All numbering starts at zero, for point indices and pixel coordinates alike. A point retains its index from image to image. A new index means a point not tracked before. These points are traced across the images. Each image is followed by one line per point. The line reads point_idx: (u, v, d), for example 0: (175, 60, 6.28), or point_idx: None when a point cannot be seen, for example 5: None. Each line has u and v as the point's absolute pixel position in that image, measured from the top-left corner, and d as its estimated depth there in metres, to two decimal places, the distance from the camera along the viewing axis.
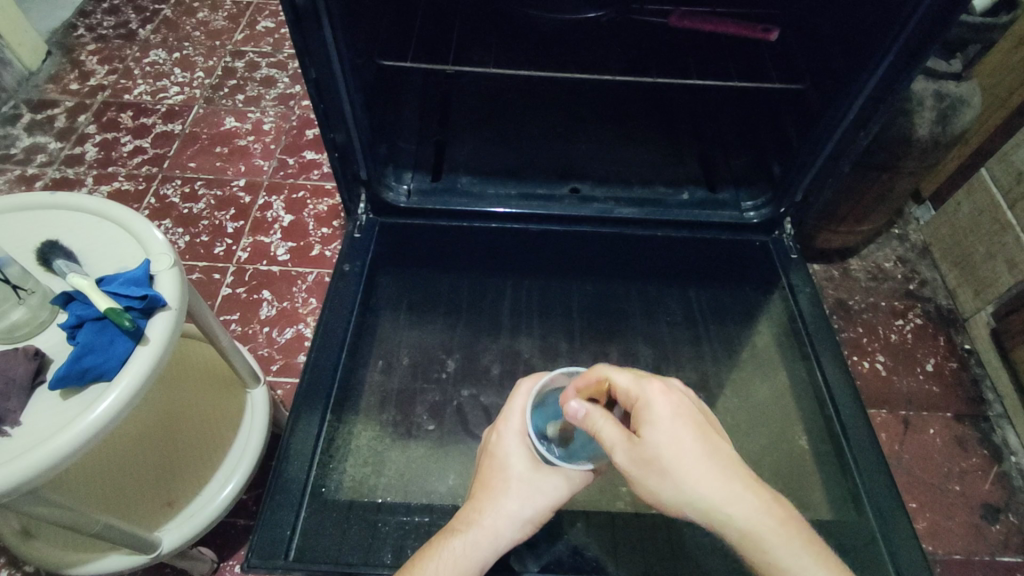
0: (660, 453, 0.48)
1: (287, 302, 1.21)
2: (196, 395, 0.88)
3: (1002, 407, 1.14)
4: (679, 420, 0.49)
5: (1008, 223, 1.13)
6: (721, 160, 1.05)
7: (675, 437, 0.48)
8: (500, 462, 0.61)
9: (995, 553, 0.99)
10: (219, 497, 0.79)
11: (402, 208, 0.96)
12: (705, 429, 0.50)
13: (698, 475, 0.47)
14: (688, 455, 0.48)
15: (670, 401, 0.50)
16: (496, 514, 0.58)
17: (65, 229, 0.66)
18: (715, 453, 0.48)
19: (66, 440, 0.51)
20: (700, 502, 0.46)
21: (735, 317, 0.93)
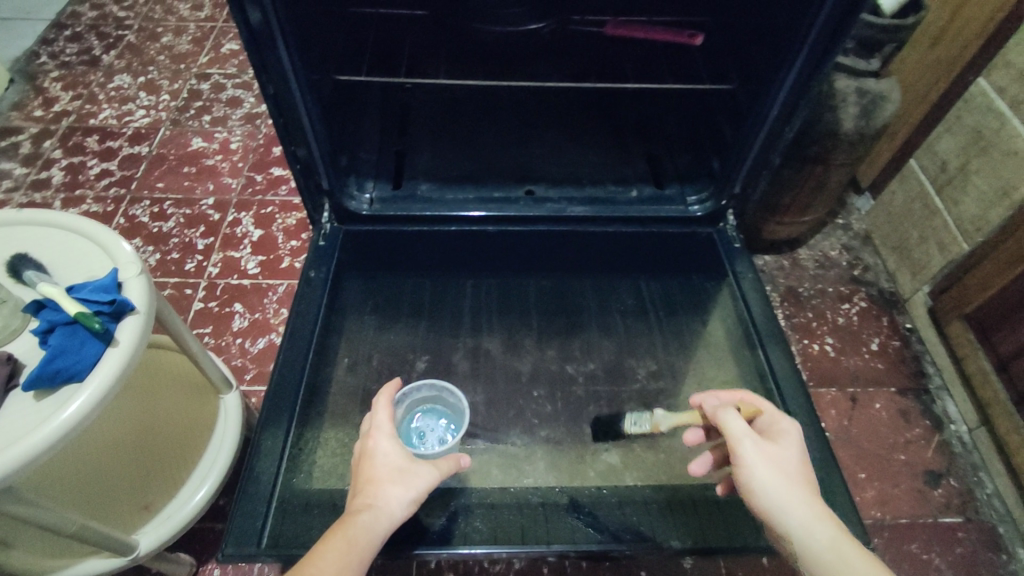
0: (785, 460, 0.64)
1: (259, 314, 1.25)
2: (169, 399, 0.88)
3: (941, 379, 1.22)
4: (804, 453, 0.66)
5: (936, 208, 1.22)
6: (667, 159, 1.11)
7: (786, 446, 0.65)
8: (376, 457, 0.65)
9: (938, 515, 1.06)
10: (192, 500, 0.84)
11: (364, 215, 1.00)
12: (806, 457, 0.66)
13: (794, 477, 0.63)
14: (796, 471, 0.63)
15: (801, 437, 0.67)
16: (387, 496, 0.61)
17: (35, 243, 0.69)
18: (806, 473, 0.64)
19: (40, 438, 0.54)
20: (790, 494, 0.61)
21: (683, 308, 1.01)
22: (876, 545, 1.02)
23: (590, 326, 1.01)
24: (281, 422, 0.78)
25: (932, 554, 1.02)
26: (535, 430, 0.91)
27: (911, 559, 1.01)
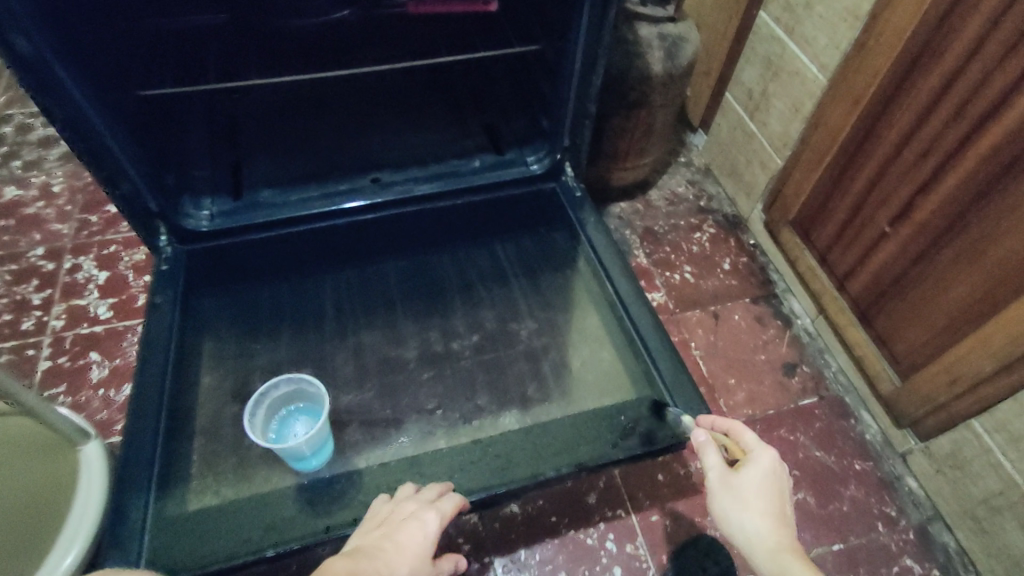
0: (745, 489, 0.67)
1: (120, 359, 1.17)
2: (28, 463, 0.80)
3: (784, 283, 1.36)
4: (772, 481, 0.67)
5: (752, 132, 1.36)
6: (503, 123, 1.15)
7: (759, 483, 0.67)
8: (406, 543, 0.68)
9: (798, 399, 1.19)
10: (61, 564, 0.79)
11: (205, 232, 0.97)
12: (784, 493, 0.68)
13: (763, 515, 0.66)
14: (758, 504, 0.66)
15: (776, 466, 0.68)
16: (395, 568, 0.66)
17: None
18: (782, 519, 0.66)
19: None
20: (755, 532, 0.65)
21: (538, 263, 1.06)
22: None
23: (457, 297, 1.03)
24: (145, 455, 0.75)
25: (798, 435, 1.14)
26: (419, 407, 0.92)
27: (781, 444, 1.13)
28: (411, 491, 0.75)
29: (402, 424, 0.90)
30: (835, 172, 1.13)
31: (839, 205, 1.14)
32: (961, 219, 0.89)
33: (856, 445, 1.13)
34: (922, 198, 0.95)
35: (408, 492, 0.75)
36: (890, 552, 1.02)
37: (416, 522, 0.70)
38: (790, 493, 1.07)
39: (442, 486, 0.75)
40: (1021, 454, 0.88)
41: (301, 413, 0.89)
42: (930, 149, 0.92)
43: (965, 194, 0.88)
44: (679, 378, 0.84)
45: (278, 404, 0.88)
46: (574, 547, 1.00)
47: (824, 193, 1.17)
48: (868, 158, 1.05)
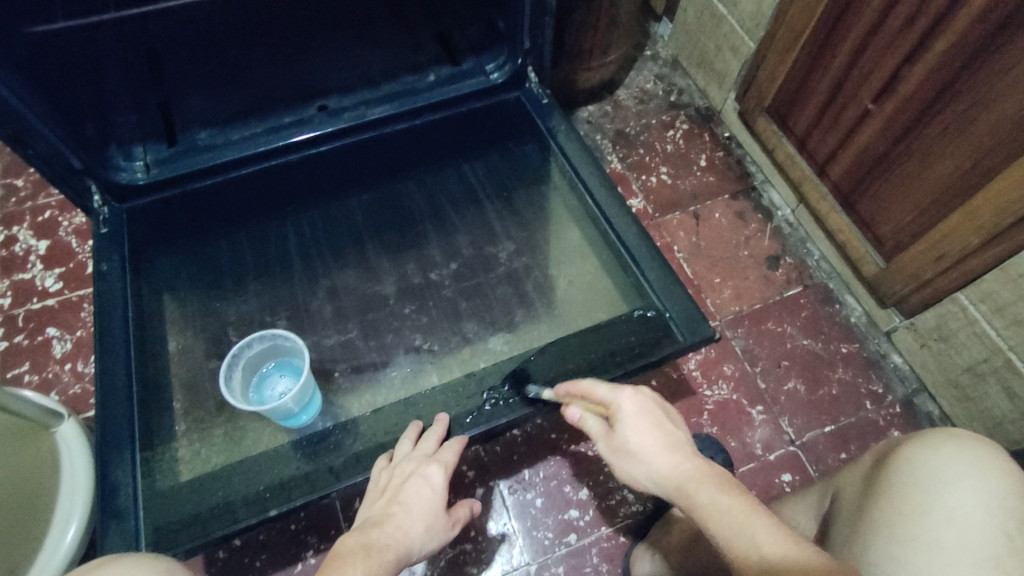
0: (624, 432, 0.62)
1: (81, 330, 1.10)
2: (18, 452, 0.75)
3: (762, 174, 1.32)
4: (641, 416, 0.63)
5: (721, 14, 1.26)
6: (458, 32, 1.00)
7: (629, 429, 0.62)
8: (414, 501, 0.69)
9: (783, 290, 1.19)
10: (65, 540, 0.78)
11: (143, 186, 0.89)
12: (664, 425, 0.62)
13: (654, 453, 0.59)
14: (643, 442, 0.61)
15: (630, 408, 0.63)
16: (409, 528, 0.67)
17: None
18: (674, 444, 0.60)
19: None
20: (651, 469, 0.59)
21: (511, 182, 1.00)
22: (740, 334, 1.14)
23: (429, 228, 0.98)
24: (125, 432, 0.71)
25: (786, 325, 1.15)
26: (403, 346, 0.89)
27: (769, 336, 1.14)
28: (408, 445, 0.73)
29: (389, 367, 0.87)
30: (815, 48, 1.06)
31: (818, 86, 1.08)
32: (951, 86, 0.85)
33: (841, 330, 1.15)
34: (906, 71, 0.90)
35: (407, 444, 0.73)
36: (878, 426, 1.06)
37: (417, 481, 0.69)
38: (782, 383, 1.09)
39: (436, 434, 0.73)
40: (1007, 321, 0.90)
41: (279, 368, 0.86)
42: (917, 11, 0.86)
43: (953, 62, 0.83)
44: (671, 290, 0.81)
45: (256, 362, 0.85)
46: (576, 460, 1.02)
47: (803, 73, 1.11)
48: (849, 29, 0.98)
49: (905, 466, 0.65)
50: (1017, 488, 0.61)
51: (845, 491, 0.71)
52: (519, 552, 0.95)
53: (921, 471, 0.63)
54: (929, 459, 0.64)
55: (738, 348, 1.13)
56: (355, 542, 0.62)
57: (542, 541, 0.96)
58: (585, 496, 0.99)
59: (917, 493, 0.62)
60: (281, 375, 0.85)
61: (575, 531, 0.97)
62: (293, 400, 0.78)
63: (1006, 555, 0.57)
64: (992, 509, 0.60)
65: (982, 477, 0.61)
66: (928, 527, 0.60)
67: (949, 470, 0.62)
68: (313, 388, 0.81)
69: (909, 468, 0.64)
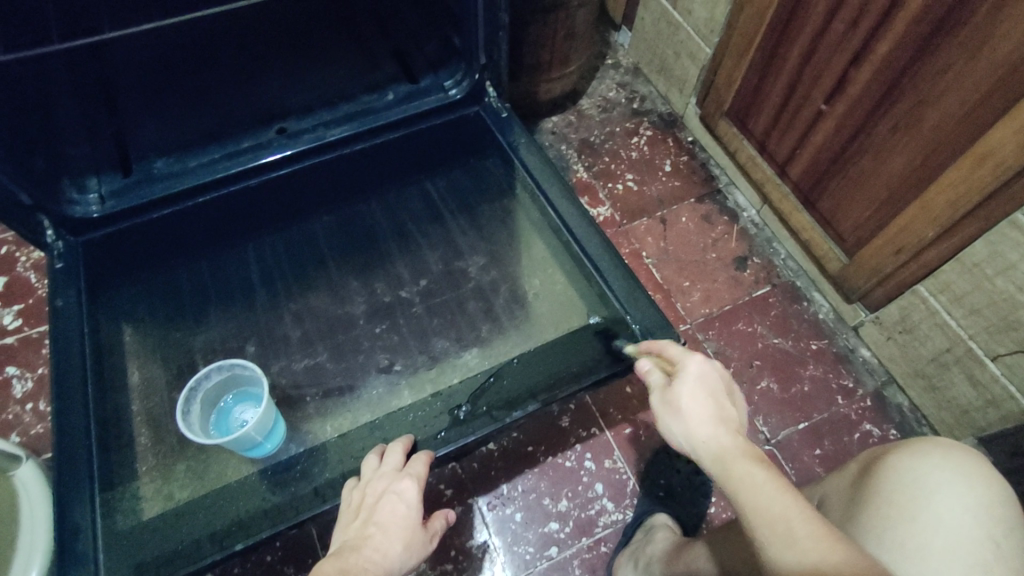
0: (677, 395, 0.59)
1: (43, 367, 1.08)
2: None
3: (726, 176, 1.34)
4: (701, 382, 0.59)
5: (678, 21, 1.28)
6: (414, 48, 1.01)
7: (691, 390, 0.59)
8: (390, 520, 0.65)
9: (752, 291, 1.20)
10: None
11: (98, 219, 0.87)
12: (721, 396, 0.59)
13: (699, 417, 0.57)
14: (692, 411, 0.57)
15: (699, 372, 0.60)
16: (391, 548, 0.62)
17: None
18: (725, 416, 0.57)
19: None
20: (693, 436, 0.56)
21: (476, 195, 1.00)
22: (711, 337, 1.15)
23: (396, 246, 0.97)
24: (83, 471, 0.70)
25: (756, 325, 1.16)
26: (371, 367, 0.88)
27: (740, 337, 1.15)
28: (375, 462, 0.71)
29: (358, 390, 0.86)
30: (767, 53, 1.08)
31: (772, 90, 1.10)
32: (895, 88, 0.87)
33: (810, 327, 1.16)
34: (854, 71, 0.92)
35: (373, 463, 0.71)
36: (850, 421, 1.07)
37: (393, 499, 0.66)
38: (755, 383, 1.10)
39: (402, 447, 0.72)
40: (965, 311, 0.91)
41: (240, 399, 0.84)
42: (859, 14, 0.88)
43: (897, 60, 0.85)
44: (637, 298, 0.81)
45: (215, 397, 0.83)
46: (554, 472, 1.01)
47: (757, 77, 1.13)
48: (797, 33, 1.00)
49: (892, 473, 0.66)
50: (999, 495, 0.63)
51: (831, 500, 0.71)
52: (501, 569, 0.94)
53: (909, 477, 0.64)
54: (914, 466, 0.65)
55: (710, 350, 1.14)
56: (332, 566, 0.58)
57: (523, 556, 0.95)
58: (564, 508, 0.99)
59: (907, 499, 0.63)
60: (240, 407, 0.84)
61: (556, 544, 0.96)
62: (256, 429, 0.76)
63: (994, 557, 0.59)
64: (978, 514, 0.61)
65: (966, 483, 0.63)
66: (921, 534, 0.61)
67: (936, 476, 0.64)
68: (276, 415, 0.80)
69: (898, 475, 0.65)
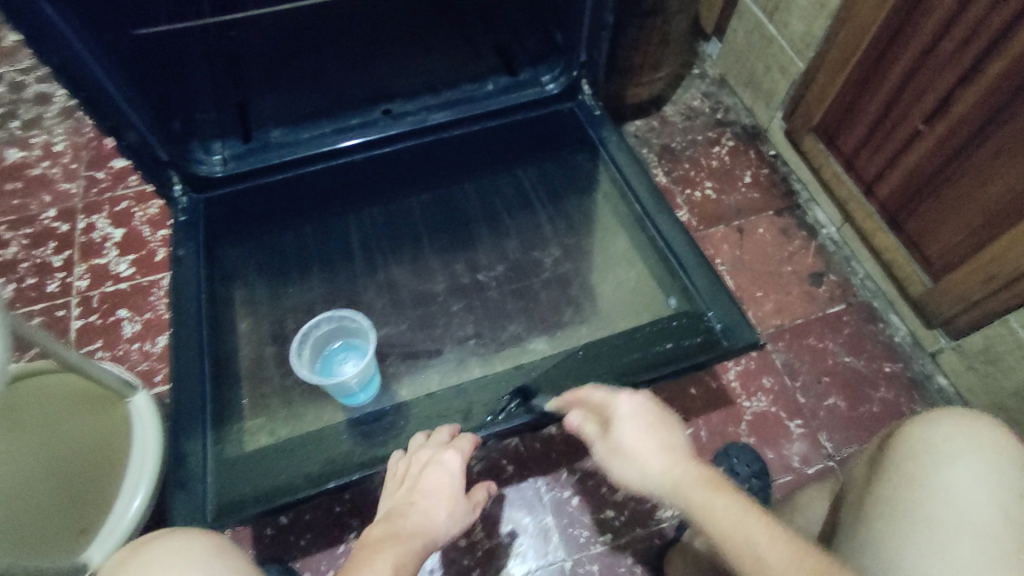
0: (618, 437, 0.62)
1: (149, 313, 1.18)
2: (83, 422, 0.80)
3: (808, 192, 1.33)
4: (635, 419, 0.63)
5: (772, 35, 1.29)
6: (515, 44, 1.08)
7: (628, 427, 0.63)
8: (434, 490, 0.72)
9: (826, 307, 1.19)
10: (128, 512, 0.82)
11: (220, 178, 0.95)
12: (659, 425, 0.62)
13: (647, 457, 0.59)
14: (639, 452, 0.60)
15: (625, 412, 0.64)
16: (433, 518, 0.70)
17: None
18: (669, 447, 0.59)
19: None
20: (648, 476, 0.58)
21: (565, 185, 1.04)
22: (781, 348, 1.15)
23: (484, 228, 1.02)
24: (194, 406, 0.76)
25: (827, 342, 1.15)
26: (453, 338, 0.93)
27: (811, 351, 1.14)
28: (422, 435, 0.76)
29: (440, 358, 0.91)
30: (865, 71, 1.08)
31: (868, 107, 1.10)
32: (1003, 111, 0.86)
33: (885, 348, 1.14)
34: (961, 92, 0.92)
35: (420, 437, 0.76)
36: None
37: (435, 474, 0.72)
38: (822, 399, 1.10)
39: (451, 425, 0.76)
40: None
41: (345, 347, 0.91)
42: (972, 36, 0.88)
43: (1009, 83, 0.84)
44: (720, 298, 0.83)
45: (323, 342, 0.91)
46: None
47: (852, 95, 1.12)
48: (902, 52, 0.99)
49: (904, 446, 0.65)
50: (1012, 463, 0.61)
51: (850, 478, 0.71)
52: (555, 548, 0.97)
53: (920, 447, 0.63)
54: (926, 436, 0.64)
55: (778, 362, 1.13)
56: (382, 531, 0.67)
57: (577, 538, 0.98)
58: (620, 497, 1.01)
59: (917, 467, 0.62)
60: (345, 354, 0.91)
61: (610, 531, 0.99)
62: (355, 378, 0.83)
63: (1004, 523, 0.57)
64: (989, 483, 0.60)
65: (978, 451, 0.62)
66: (930, 501, 0.60)
67: (947, 445, 0.63)
68: (374, 368, 0.87)
69: (909, 447, 0.64)
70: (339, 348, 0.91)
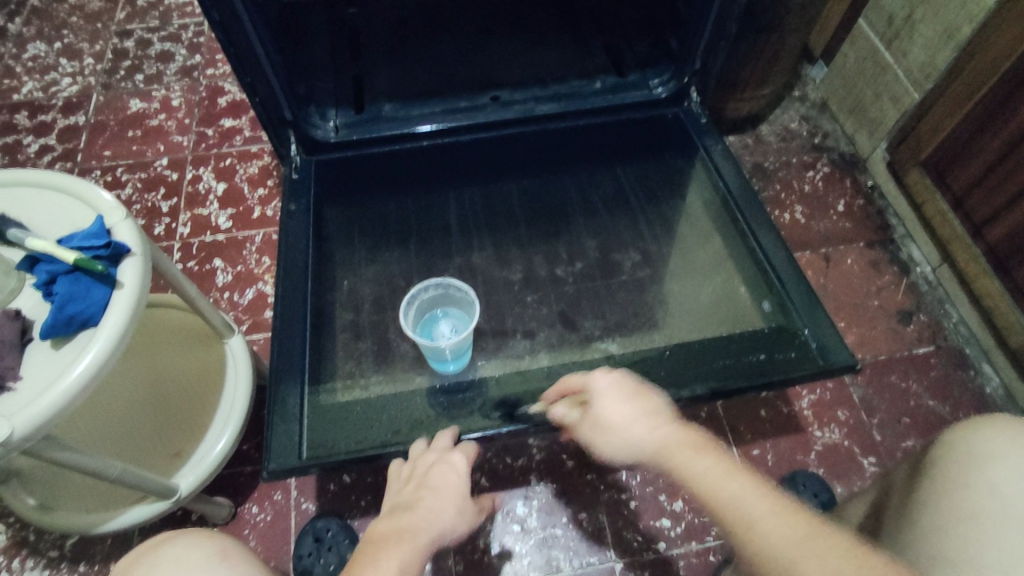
0: (596, 410, 0.60)
1: (242, 266, 1.24)
2: (179, 357, 0.91)
3: (904, 229, 1.29)
4: (609, 395, 0.60)
5: (887, 62, 1.25)
6: (626, 46, 1.09)
7: (605, 401, 0.60)
8: (442, 486, 0.69)
9: (913, 348, 1.15)
10: (212, 451, 0.85)
11: (333, 143, 1.00)
12: (641, 397, 0.60)
13: (631, 423, 0.57)
14: (625, 419, 0.58)
15: (604, 389, 0.61)
16: (434, 523, 0.66)
17: (28, 207, 0.66)
18: (653, 415, 0.57)
19: (54, 396, 0.55)
20: (634, 441, 0.56)
21: (662, 187, 1.04)
22: (860, 383, 1.11)
23: (578, 216, 1.03)
24: (296, 350, 0.79)
25: (910, 383, 1.11)
26: (535, 325, 0.94)
27: (892, 391, 1.10)
28: (424, 443, 0.73)
29: (520, 343, 0.92)
30: (990, 107, 1.03)
31: (988, 145, 1.05)
32: None
33: (972, 398, 1.09)
34: None
35: (422, 446, 0.73)
36: None
37: (442, 474, 0.69)
38: (900, 440, 1.05)
39: (452, 429, 0.74)
40: None
41: (447, 315, 0.93)
42: None
43: None
44: (816, 315, 0.81)
45: (426, 307, 0.93)
46: None
47: (971, 131, 1.08)
48: None
49: (946, 453, 0.59)
50: None
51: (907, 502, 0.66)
52: (607, 548, 0.97)
53: (958, 444, 0.59)
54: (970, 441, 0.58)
55: (856, 397, 1.10)
56: (388, 527, 0.64)
57: (630, 542, 0.97)
58: (678, 508, 1.00)
59: (958, 468, 0.57)
60: (443, 322, 0.92)
61: (664, 540, 0.97)
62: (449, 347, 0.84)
63: None
64: None
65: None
66: (971, 502, 0.54)
67: (991, 445, 0.57)
68: (470, 340, 0.88)
69: (949, 454, 0.59)
70: (440, 315, 0.93)
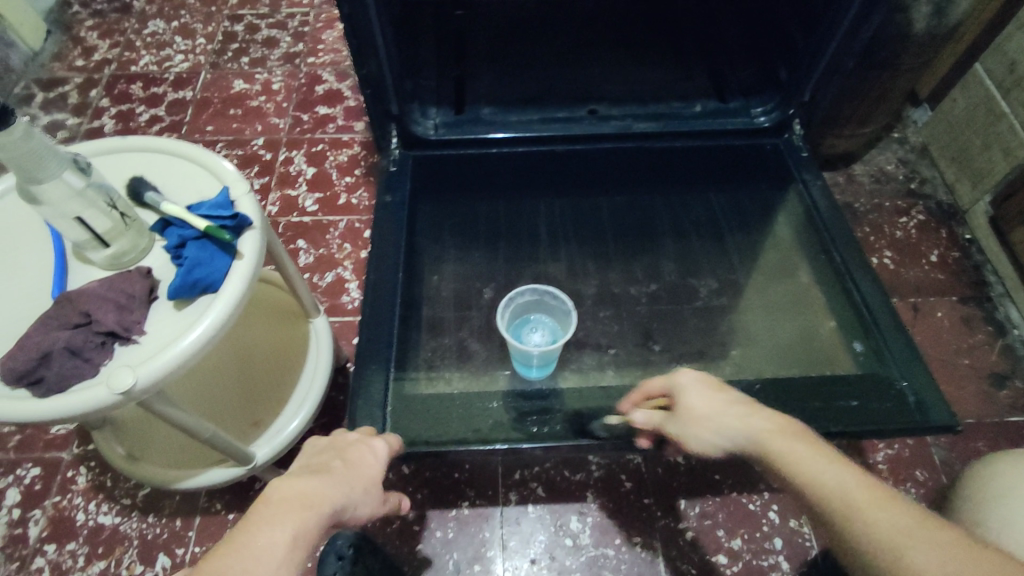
0: (689, 406, 0.61)
1: (324, 249, 1.28)
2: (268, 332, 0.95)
3: (1003, 287, 1.22)
4: (699, 387, 0.62)
5: (1002, 112, 1.19)
6: (730, 73, 1.10)
7: (696, 391, 0.62)
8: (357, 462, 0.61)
9: (1003, 413, 1.08)
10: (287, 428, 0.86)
11: (433, 141, 1.02)
12: (727, 390, 0.62)
13: (723, 413, 0.59)
14: (713, 410, 0.59)
15: (692, 384, 0.63)
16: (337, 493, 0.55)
17: (161, 173, 0.70)
18: (745, 404, 0.59)
19: (173, 355, 0.57)
20: (729, 432, 0.57)
21: (755, 217, 1.02)
22: (942, 443, 1.06)
23: (667, 238, 1.01)
24: (383, 338, 0.81)
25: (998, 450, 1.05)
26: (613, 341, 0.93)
27: (977, 455, 1.04)
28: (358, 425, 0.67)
29: (595, 356, 0.91)
30: None
31: None
32: None
33: None
34: None
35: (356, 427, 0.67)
36: None
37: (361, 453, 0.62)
38: None
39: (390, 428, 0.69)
40: None
41: (534, 322, 0.93)
42: None
43: None
44: (914, 368, 0.78)
45: (518, 311, 0.93)
46: (735, 508, 1.00)
47: None
48: None
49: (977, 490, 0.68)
50: None
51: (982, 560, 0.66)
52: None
53: (986, 478, 0.68)
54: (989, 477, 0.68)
55: (936, 457, 1.04)
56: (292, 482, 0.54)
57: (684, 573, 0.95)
58: (736, 546, 0.97)
59: (986, 496, 0.66)
60: (530, 329, 0.92)
61: None
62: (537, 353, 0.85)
63: None
64: None
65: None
66: (998, 514, 0.64)
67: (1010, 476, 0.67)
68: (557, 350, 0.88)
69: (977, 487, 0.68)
70: (528, 321, 0.93)
